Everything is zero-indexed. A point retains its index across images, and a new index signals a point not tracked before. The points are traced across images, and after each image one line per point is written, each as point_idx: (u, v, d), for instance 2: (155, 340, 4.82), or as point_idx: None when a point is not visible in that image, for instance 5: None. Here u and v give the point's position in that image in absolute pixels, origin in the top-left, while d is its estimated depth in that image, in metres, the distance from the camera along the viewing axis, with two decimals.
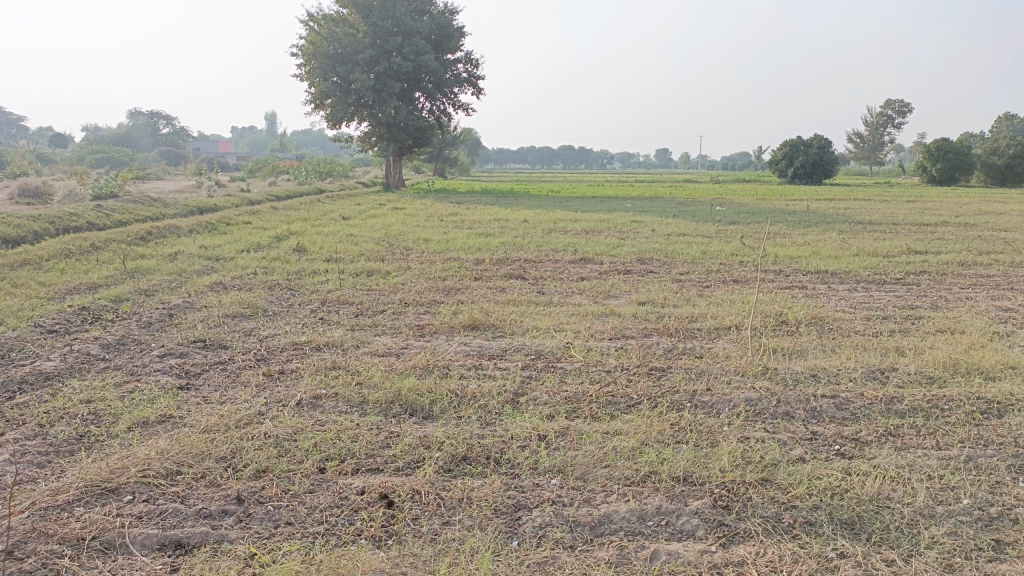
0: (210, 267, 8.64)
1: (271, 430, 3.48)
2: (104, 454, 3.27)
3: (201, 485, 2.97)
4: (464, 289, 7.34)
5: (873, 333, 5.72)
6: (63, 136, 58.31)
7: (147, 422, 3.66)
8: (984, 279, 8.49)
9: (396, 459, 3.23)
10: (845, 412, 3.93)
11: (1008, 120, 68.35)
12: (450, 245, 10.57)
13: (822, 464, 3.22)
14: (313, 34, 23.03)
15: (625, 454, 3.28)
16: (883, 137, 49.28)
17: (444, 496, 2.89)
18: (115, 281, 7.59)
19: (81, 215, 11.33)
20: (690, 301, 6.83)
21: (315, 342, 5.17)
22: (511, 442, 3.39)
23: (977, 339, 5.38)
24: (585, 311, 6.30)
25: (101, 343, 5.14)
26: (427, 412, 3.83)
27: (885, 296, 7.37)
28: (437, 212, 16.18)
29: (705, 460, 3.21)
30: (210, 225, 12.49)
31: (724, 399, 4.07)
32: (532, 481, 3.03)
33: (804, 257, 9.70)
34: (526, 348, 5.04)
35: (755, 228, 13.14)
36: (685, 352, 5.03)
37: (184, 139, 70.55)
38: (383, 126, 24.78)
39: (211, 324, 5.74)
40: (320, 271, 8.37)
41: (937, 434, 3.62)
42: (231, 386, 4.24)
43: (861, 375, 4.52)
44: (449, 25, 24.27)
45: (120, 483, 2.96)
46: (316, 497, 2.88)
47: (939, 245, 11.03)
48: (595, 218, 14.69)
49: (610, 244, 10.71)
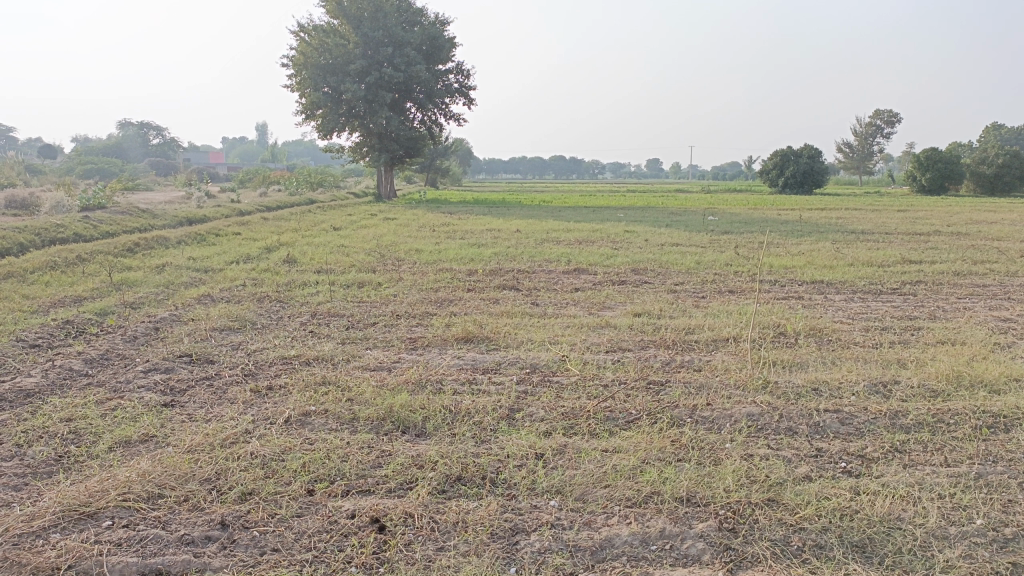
0: (199, 279, 8.50)
1: (258, 449, 3.35)
2: (83, 476, 3.13)
3: (184, 510, 2.84)
4: (457, 301, 7.23)
5: (873, 344, 5.63)
6: (51, 147, 58.06)
7: (128, 442, 3.52)
8: (980, 289, 8.43)
9: (388, 479, 3.10)
10: (849, 428, 3.83)
11: (996, 130, 68.79)
12: (442, 256, 10.47)
13: (829, 482, 3.11)
14: (304, 44, 22.95)
15: (625, 473, 3.16)
16: (872, 146, 49.50)
17: (438, 519, 2.77)
18: (101, 294, 7.45)
19: (68, 227, 11.17)
20: (686, 312, 6.74)
21: (305, 356, 5.04)
22: (507, 461, 3.27)
23: (979, 351, 5.29)
24: (580, 323, 6.19)
25: (84, 359, 4.99)
26: (419, 430, 3.70)
27: (883, 306, 7.29)
28: (428, 222, 16.06)
29: (709, 480, 3.10)
30: (200, 236, 12.35)
31: (725, 414, 3.96)
32: (530, 502, 2.92)
33: (799, 267, 9.64)
34: (521, 362, 4.93)
35: (748, 238, 13.07)
36: (683, 366, 4.92)
37: (174, 150, 70.36)
38: (375, 136, 24.70)
39: (197, 338, 5.60)
40: (311, 282, 8.24)
41: (945, 450, 3.53)
42: (217, 403, 4.11)
43: (864, 389, 4.42)
44: (441, 35, 24.21)
45: (99, 507, 2.83)
46: (304, 521, 2.76)
47: (934, 255, 10.97)
48: (588, 228, 14.62)
49: (603, 254, 10.62)
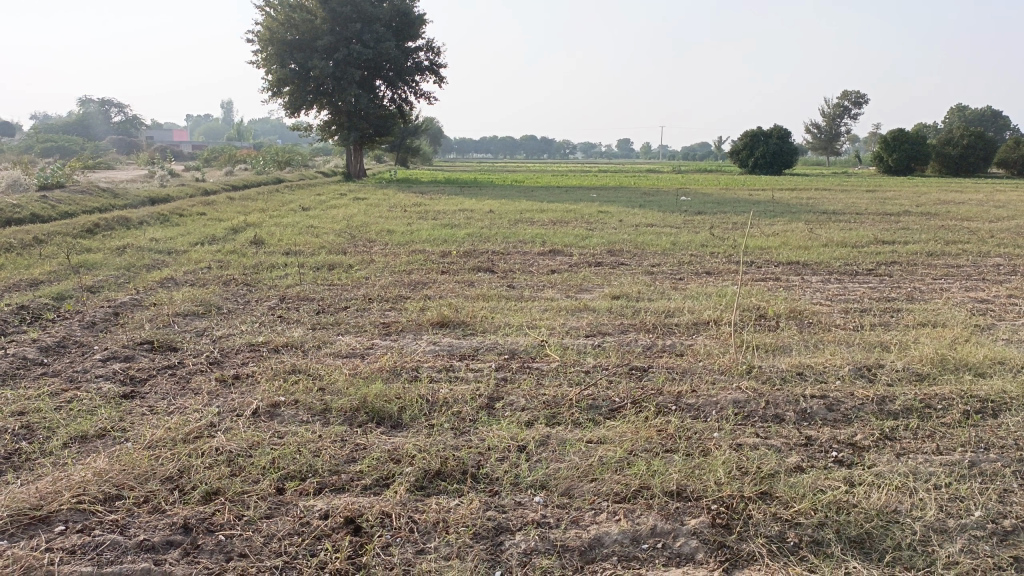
0: (162, 261, 8.21)
1: (223, 444, 3.16)
2: (34, 476, 2.91)
3: (144, 512, 2.66)
4: (431, 284, 7.04)
5: (854, 326, 5.56)
6: (6, 125, 56.41)
7: (85, 437, 3.31)
8: (954, 270, 8.44)
9: (363, 476, 2.94)
10: (837, 414, 3.73)
11: (960, 111, 69.82)
12: (415, 237, 10.24)
13: (823, 474, 3.01)
14: (270, 20, 22.37)
15: (612, 466, 3.03)
16: (839, 127, 49.85)
17: (417, 519, 2.61)
18: (59, 277, 7.14)
19: (25, 206, 10.74)
20: (665, 294, 6.62)
21: (273, 343, 4.83)
22: (489, 454, 3.12)
23: (960, 333, 5.24)
24: (557, 306, 6.04)
25: (38, 346, 4.74)
26: (395, 421, 3.55)
27: (860, 287, 7.25)
28: (400, 202, 15.79)
29: (698, 473, 2.97)
30: (163, 216, 11.97)
31: (711, 401, 3.83)
32: (514, 499, 2.77)
33: (774, 248, 9.59)
34: (499, 347, 4.77)
35: (722, 218, 13.00)
36: (665, 350, 4.81)
37: (136, 128, 68.85)
38: (343, 114, 24.23)
39: (160, 324, 5.36)
40: (278, 265, 7.99)
41: (935, 437, 3.44)
42: (180, 394, 3.90)
43: (849, 373, 4.33)
44: (411, 12, 23.77)
45: (51, 511, 2.62)
46: (275, 523, 2.58)
47: (906, 235, 11.00)
48: (562, 208, 14.47)
49: (578, 235, 10.47)
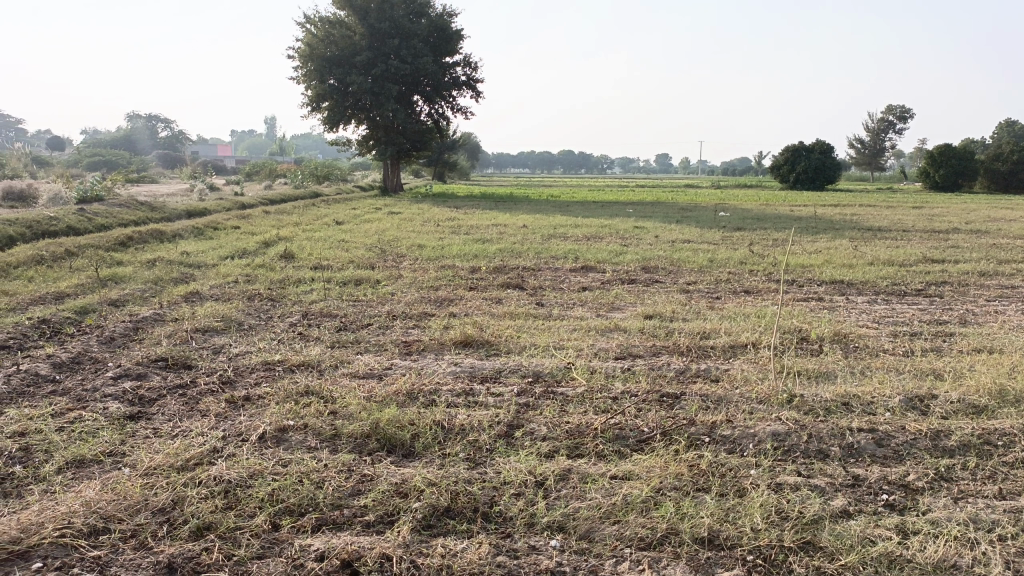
0: (190, 275, 8.15)
1: (222, 472, 2.97)
2: (20, 504, 2.75)
3: (129, 549, 2.47)
4: (458, 300, 6.85)
5: (903, 352, 5.22)
6: (58, 140, 58.22)
7: (82, 462, 3.16)
8: (1009, 290, 7.98)
9: (366, 511, 2.72)
10: (887, 450, 3.41)
11: (1010, 126, 67.97)
12: (446, 251, 10.07)
13: (871, 520, 2.72)
14: (310, 36, 22.59)
15: (637, 507, 2.77)
16: (884, 142, 48.74)
17: (419, 564, 2.39)
18: (85, 290, 7.10)
19: (62, 219, 10.83)
20: (701, 314, 6.34)
21: (289, 362, 4.67)
22: (504, 490, 2.89)
23: (1019, 360, 4.86)
24: (587, 326, 5.78)
25: (52, 361, 4.62)
26: (407, 450, 3.34)
27: (909, 309, 6.86)
28: (434, 216, 15.72)
29: (733, 517, 2.70)
30: (197, 230, 11.99)
31: (748, 433, 3.53)
32: (528, 542, 2.54)
33: (817, 266, 9.21)
34: (522, 369, 4.53)
35: (762, 235, 12.64)
36: (699, 375, 4.52)
37: (182, 142, 70.39)
38: (380, 129, 24.32)
39: (176, 340, 5.22)
40: (305, 279, 7.88)
41: (996, 479, 3.12)
42: (186, 416, 3.73)
43: (899, 404, 3.99)
44: (449, 27, 23.85)
45: (31, 545, 2.45)
46: (267, 565, 2.39)
47: (956, 253, 10.52)
48: (596, 223, 14.22)
49: (612, 251, 10.21)
